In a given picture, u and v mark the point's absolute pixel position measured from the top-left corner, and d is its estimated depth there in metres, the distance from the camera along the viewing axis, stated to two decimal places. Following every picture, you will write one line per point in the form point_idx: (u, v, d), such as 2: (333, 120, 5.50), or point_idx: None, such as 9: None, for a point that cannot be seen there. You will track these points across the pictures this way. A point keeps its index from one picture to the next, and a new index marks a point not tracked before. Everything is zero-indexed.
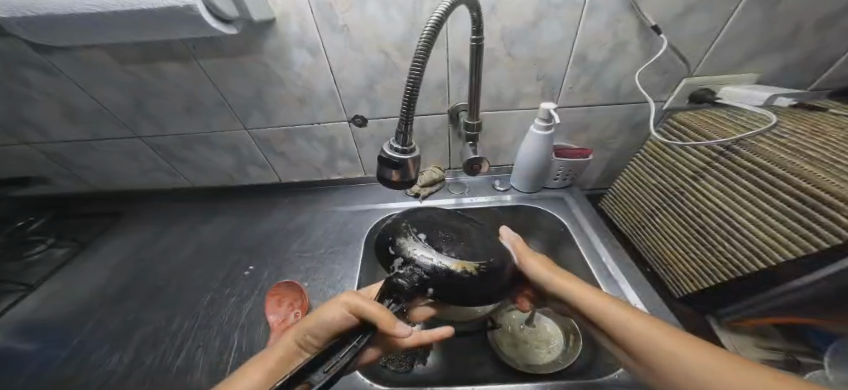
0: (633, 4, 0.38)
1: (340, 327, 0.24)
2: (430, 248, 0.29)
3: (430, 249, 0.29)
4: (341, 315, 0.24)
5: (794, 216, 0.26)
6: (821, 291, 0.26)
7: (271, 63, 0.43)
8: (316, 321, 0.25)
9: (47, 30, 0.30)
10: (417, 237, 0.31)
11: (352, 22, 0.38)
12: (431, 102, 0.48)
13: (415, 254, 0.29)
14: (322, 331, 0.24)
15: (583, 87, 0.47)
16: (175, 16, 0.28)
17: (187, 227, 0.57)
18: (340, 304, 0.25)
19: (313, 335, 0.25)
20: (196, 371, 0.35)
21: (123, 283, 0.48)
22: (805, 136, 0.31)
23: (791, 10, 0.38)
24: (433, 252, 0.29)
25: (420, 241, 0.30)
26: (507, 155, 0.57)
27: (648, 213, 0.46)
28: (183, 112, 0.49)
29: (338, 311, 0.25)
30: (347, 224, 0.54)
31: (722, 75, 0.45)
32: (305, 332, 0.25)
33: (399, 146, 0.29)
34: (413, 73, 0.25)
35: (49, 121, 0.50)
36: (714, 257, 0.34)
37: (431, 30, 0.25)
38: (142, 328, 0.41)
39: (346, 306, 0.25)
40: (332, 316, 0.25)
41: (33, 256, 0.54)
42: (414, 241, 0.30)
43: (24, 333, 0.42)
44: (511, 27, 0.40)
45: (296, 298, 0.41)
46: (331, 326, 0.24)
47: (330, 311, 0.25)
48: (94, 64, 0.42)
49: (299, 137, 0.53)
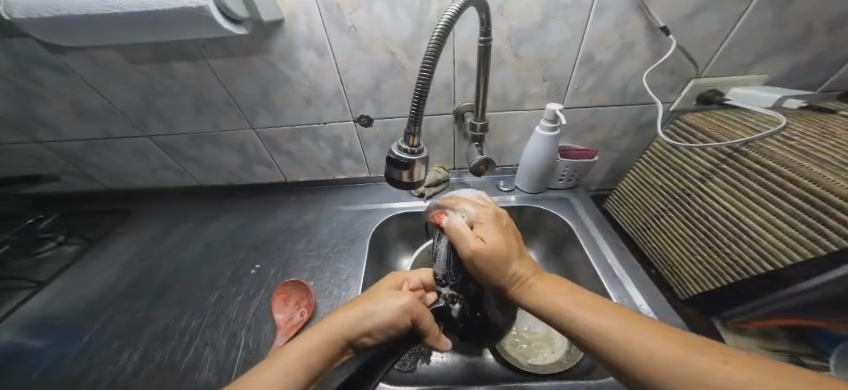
0: (642, 5, 0.38)
1: (398, 329, 0.27)
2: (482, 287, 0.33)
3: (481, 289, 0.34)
4: (401, 319, 0.27)
5: (802, 218, 0.26)
6: (829, 295, 0.26)
7: (279, 63, 0.43)
8: (374, 318, 0.26)
9: (61, 31, 0.30)
10: None
11: (360, 23, 0.39)
12: (437, 103, 0.48)
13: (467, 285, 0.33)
14: (379, 329, 0.26)
15: (590, 88, 0.47)
16: (188, 16, 0.28)
17: (194, 225, 0.58)
18: (400, 305, 0.27)
19: (367, 331, 0.26)
20: (205, 369, 0.35)
21: (131, 280, 0.49)
22: (815, 138, 0.31)
23: (801, 11, 0.37)
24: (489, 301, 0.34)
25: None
26: (512, 155, 0.57)
27: (653, 215, 0.45)
28: (191, 111, 0.49)
29: (399, 313, 0.27)
30: (352, 223, 0.54)
31: (730, 76, 0.45)
32: (360, 328, 0.26)
33: (407, 148, 0.29)
34: (423, 75, 0.26)
35: (59, 120, 0.51)
36: (719, 258, 0.34)
37: (441, 32, 0.25)
38: (151, 325, 0.41)
39: (406, 309, 0.27)
40: (393, 318, 0.26)
41: (44, 253, 0.55)
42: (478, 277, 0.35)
43: (36, 329, 0.43)
44: (519, 27, 0.39)
45: (302, 296, 0.41)
46: (389, 328, 0.26)
47: (392, 312, 0.26)
48: (104, 63, 0.43)
49: (304, 137, 0.53)
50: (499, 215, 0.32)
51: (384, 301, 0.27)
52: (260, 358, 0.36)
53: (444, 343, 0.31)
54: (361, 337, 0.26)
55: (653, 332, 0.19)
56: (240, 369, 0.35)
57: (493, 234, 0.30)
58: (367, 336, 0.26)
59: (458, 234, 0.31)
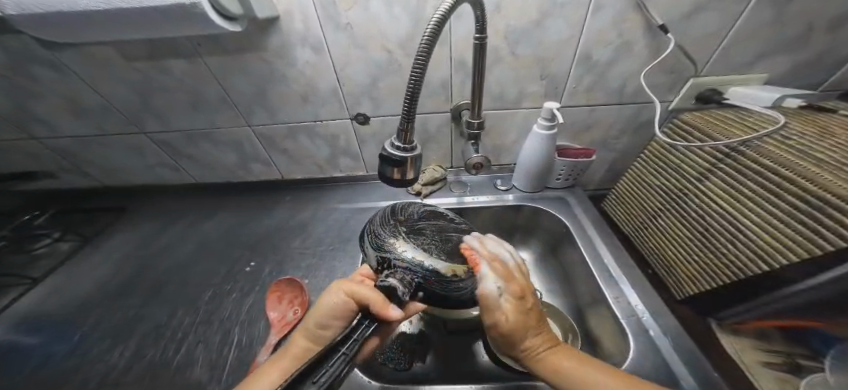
0: (640, 3, 0.37)
1: (344, 311, 0.27)
2: (424, 252, 0.30)
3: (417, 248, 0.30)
4: (339, 298, 0.27)
5: (799, 218, 0.26)
6: (825, 296, 0.26)
7: (275, 60, 0.43)
8: (322, 311, 0.28)
9: (54, 27, 0.30)
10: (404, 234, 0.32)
11: (355, 20, 0.38)
12: (434, 101, 0.48)
13: (404, 260, 0.29)
14: (329, 318, 0.27)
15: (587, 87, 0.46)
16: (182, 14, 0.28)
17: (190, 223, 0.58)
18: (337, 291, 0.28)
19: (320, 327, 0.27)
20: (196, 367, 0.35)
21: (126, 277, 0.49)
22: (814, 138, 0.31)
23: (801, 10, 0.37)
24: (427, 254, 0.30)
25: (410, 242, 0.31)
26: (509, 154, 0.57)
27: (651, 214, 0.45)
28: (187, 108, 0.49)
29: (333, 299, 0.27)
30: (348, 221, 0.54)
31: (729, 75, 0.44)
32: (315, 326, 0.27)
33: (400, 144, 0.29)
34: (415, 72, 0.25)
35: (55, 117, 0.51)
36: (716, 258, 0.34)
37: (433, 29, 0.25)
38: (144, 322, 0.41)
39: (342, 292, 0.28)
40: (333, 304, 0.27)
41: (39, 250, 0.55)
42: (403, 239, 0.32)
43: (31, 325, 0.43)
44: (516, 25, 0.39)
45: (296, 294, 0.41)
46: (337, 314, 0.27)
47: (331, 299, 0.27)
48: (101, 60, 0.43)
49: (301, 134, 0.53)
50: (522, 288, 0.29)
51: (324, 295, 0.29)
52: (252, 355, 0.36)
53: (397, 313, 0.24)
54: (321, 331, 0.27)
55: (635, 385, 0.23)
56: (232, 366, 0.35)
57: (512, 307, 0.28)
58: (326, 330, 0.27)
59: (489, 304, 0.28)
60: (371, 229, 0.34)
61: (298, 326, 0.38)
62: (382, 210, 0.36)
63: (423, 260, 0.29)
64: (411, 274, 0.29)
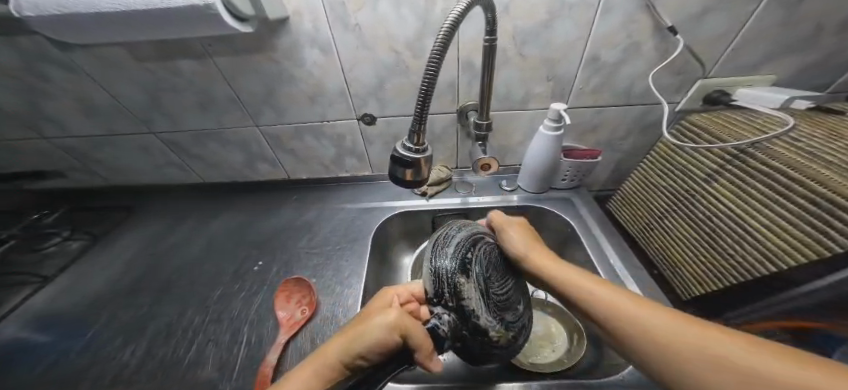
0: (649, 4, 0.37)
1: (389, 347, 0.25)
2: (482, 304, 0.30)
3: (478, 295, 0.30)
4: (392, 336, 0.25)
5: (808, 219, 0.26)
6: (836, 298, 0.26)
7: (284, 60, 0.43)
8: (363, 340, 0.25)
9: (70, 28, 0.31)
10: (469, 273, 0.31)
11: (364, 21, 0.39)
12: (440, 102, 0.48)
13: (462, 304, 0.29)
14: (370, 351, 0.24)
15: (595, 88, 0.46)
16: (196, 15, 0.29)
17: (197, 223, 0.58)
18: (388, 323, 0.25)
19: (356, 356, 0.24)
20: (207, 366, 0.36)
21: (135, 276, 0.49)
22: (823, 140, 0.31)
23: (811, 11, 0.37)
24: (482, 308, 0.30)
25: (474, 289, 0.30)
26: (515, 155, 0.57)
27: (657, 215, 0.45)
28: (195, 109, 0.49)
29: (386, 331, 0.25)
30: (354, 221, 0.54)
31: (737, 76, 0.44)
32: (352, 352, 0.24)
33: (411, 146, 0.29)
34: (428, 74, 0.25)
35: (65, 117, 0.51)
36: (724, 258, 0.34)
37: (447, 32, 0.25)
38: (155, 321, 0.42)
39: (396, 327, 0.25)
40: (382, 338, 0.25)
41: (48, 249, 0.56)
42: (466, 280, 0.31)
43: (43, 323, 0.44)
44: (525, 26, 0.39)
45: (304, 294, 0.42)
46: (381, 348, 0.25)
47: (379, 330, 0.25)
48: (111, 60, 0.43)
49: (307, 134, 0.53)
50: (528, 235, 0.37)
51: (375, 320, 0.26)
52: (262, 355, 0.36)
53: (437, 365, 0.27)
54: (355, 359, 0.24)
55: (661, 313, 0.21)
56: (241, 366, 0.35)
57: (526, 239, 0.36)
58: (361, 359, 0.24)
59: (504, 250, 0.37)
60: (435, 251, 0.33)
61: (309, 326, 0.39)
62: (449, 231, 0.35)
63: (477, 312, 0.29)
64: (461, 322, 0.29)
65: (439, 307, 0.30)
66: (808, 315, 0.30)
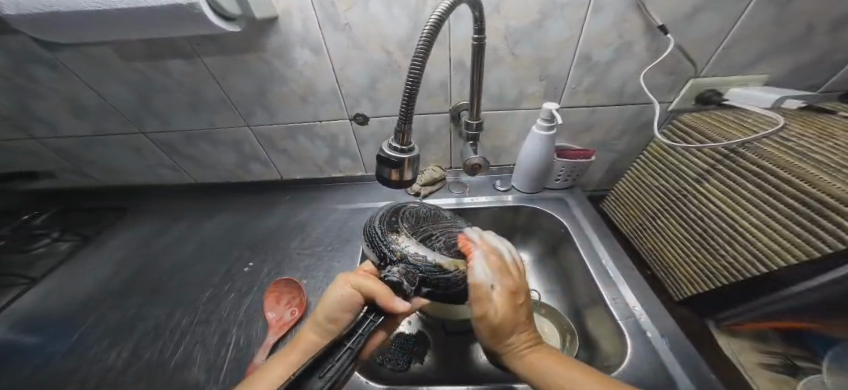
0: (639, 3, 0.37)
1: (347, 303, 0.26)
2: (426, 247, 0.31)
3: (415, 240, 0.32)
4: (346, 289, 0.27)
5: (797, 219, 0.26)
6: (825, 299, 0.26)
7: (274, 60, 0.42)
8: (325, 305, 0.27)
9: (52, 27, 0.30)
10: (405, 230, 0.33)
11: (354, 20, 0.38)
12: (432, 102, 0.48)
13: (407, 253, 0.31)
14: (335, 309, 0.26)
15: (587, 88, 0.46)
16: (179, 14, 0.28)
17: (189, 223, 0.58)
18: (340, 284, 0.27)
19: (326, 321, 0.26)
20: (193, 368, 0.35)
21: (125, 277, 0.49)
22: (813, 139, 0.31)
23: (802, 10, 0.37)
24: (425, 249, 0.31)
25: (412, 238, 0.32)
26: (508, 155, 0.57)
27: (650, 215, 0.45)
28: (186, 109, 0.49)
29: (339, 290, 0.27)
30: (347, 222, 0.54)
31: (729, 76, 0.44)
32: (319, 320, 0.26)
33: (398, 146, 0.29)
34: (413, 73, 0.25)
35: (55, 117, 0.51)
36: (715, 259, 0.34)
37: (431, 30, 0.25)
38: (143, 322, 0.42)
39: (348, 285, 0.27)
40: (338, 296, 0.27)
41: (38, 250, 0.55)
42: (404, 235, 0.33)
43: (31, 324, 0.43)
44: (516, 25, 0.39)
45: (293, 295, 0.41)
46: (341, 305, 0.26)
47: (334, 291, 0.27)
48: (100, 60, 0.43)
49: (300, 134, 0.53)
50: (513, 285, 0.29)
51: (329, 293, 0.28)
52: (249, 357, 0.36)
53: (403, 305, 0.25)
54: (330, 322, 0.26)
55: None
56: (228, 368, 0.35)
57: (506, 307, 0.28)
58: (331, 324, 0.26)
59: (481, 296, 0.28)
60: (370, 230, 0.35)
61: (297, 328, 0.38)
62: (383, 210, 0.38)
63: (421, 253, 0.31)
64: (414, 269, 0.30)
65: (388, 266, 0.31)
66: (793, 314, 0.30)
